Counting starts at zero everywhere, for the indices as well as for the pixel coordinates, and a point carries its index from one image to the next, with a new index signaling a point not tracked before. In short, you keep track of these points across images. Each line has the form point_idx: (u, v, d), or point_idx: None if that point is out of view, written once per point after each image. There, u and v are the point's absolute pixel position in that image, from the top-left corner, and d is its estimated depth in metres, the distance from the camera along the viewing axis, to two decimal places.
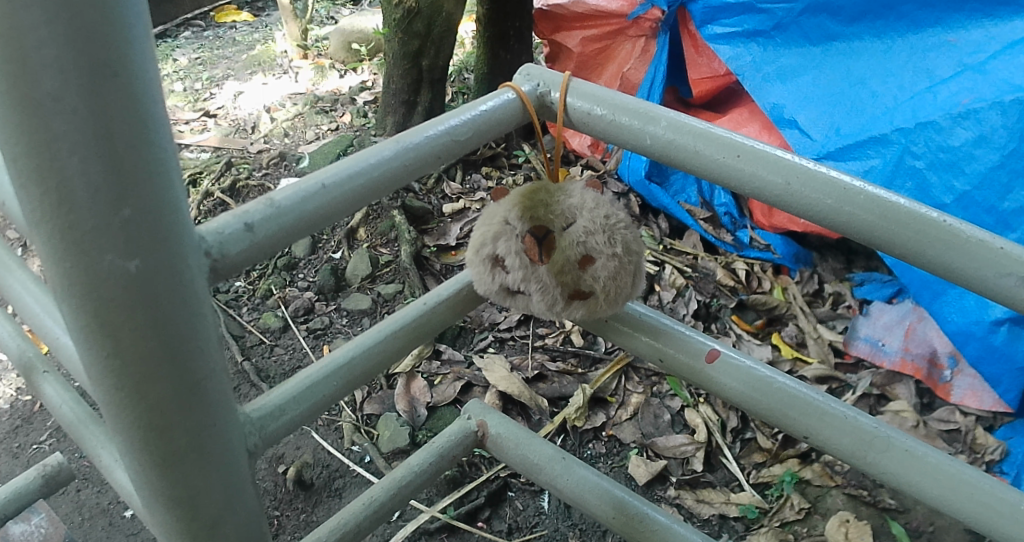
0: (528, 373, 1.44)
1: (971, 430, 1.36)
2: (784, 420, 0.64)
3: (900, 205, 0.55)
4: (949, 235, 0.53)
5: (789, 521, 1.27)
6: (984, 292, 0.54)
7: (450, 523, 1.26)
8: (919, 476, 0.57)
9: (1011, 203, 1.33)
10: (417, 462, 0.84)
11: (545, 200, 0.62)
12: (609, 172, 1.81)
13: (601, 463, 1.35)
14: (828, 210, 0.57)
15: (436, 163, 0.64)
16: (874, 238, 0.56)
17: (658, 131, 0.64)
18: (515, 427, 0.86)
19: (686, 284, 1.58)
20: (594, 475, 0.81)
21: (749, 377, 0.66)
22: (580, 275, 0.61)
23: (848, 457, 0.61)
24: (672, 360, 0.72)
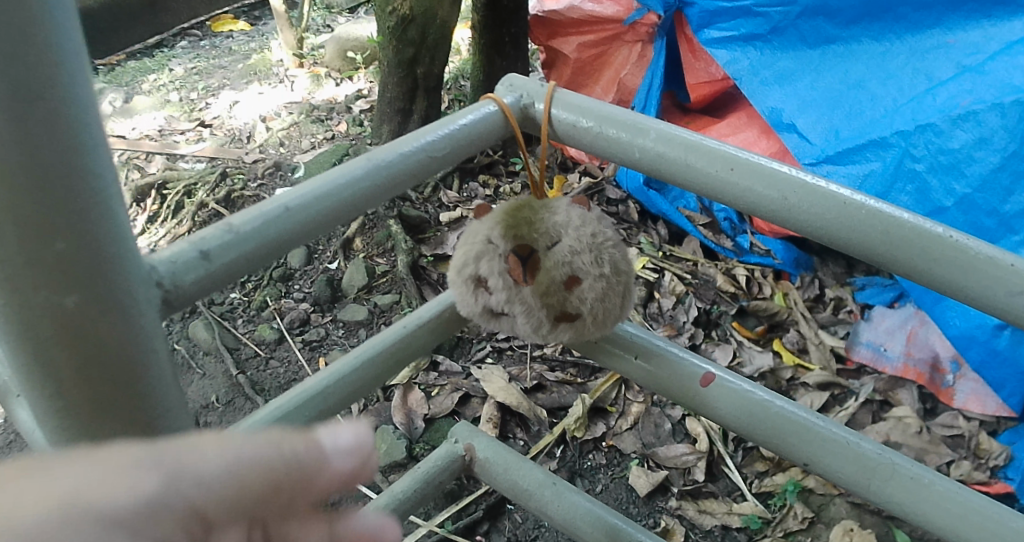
0: (527, 383, 1.43)
1: (975, 435, 1.35)
2: (782, 445, 0.69)
3: (904, 220, 0.60)
4: (957, 251, 0.58)
5: (793, 531, 1.26)
6: (994, 306, 0.58)
7: (448, 537, 1.26)
8: (917, 499, 0.63)
9: (1013, 206, 1.32)
10: (400, 488, 0.87)
11: (530, 218, 0.65)
12: (607, 178, 1.78)
13: (601, 474, 1.33)
14: (830, 225, 0.62)
15: (413, 181, 0.67)
16: (876, 256, 0.61)
17: (647, 143, 0.69)
18: (502, 451, 0.90)
19: (686, 291, 1.56)
20: (584, 500, 0.84)
21: (746, 400, 0.71)
22: (566, 294, 0.63)
23: (848, 482, 0.66)
24: (672, 383, 0.77)
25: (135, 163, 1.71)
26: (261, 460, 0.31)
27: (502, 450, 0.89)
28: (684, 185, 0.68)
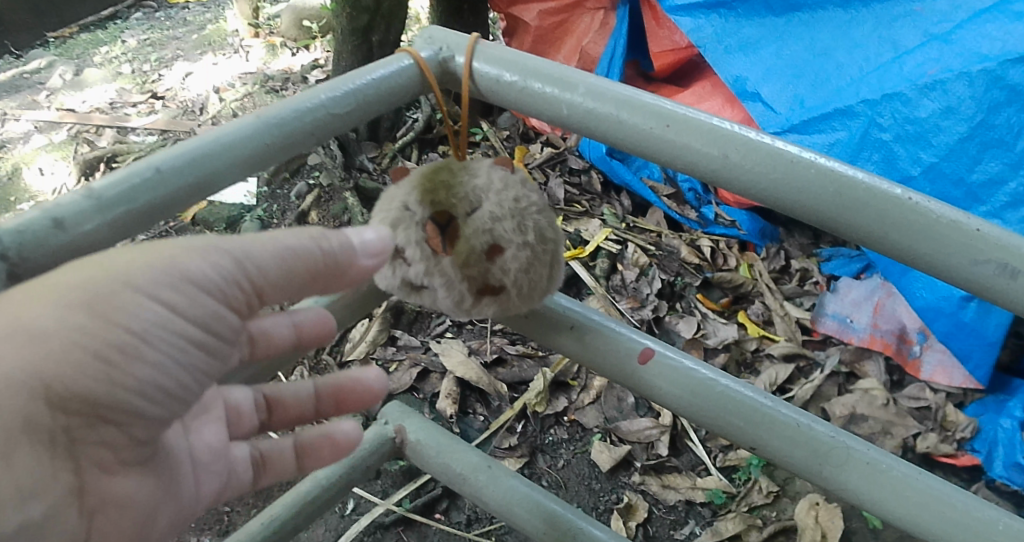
0: (487, 357, 1.39)
1: (942, 407, 1.37)
2: (727, 426, 0.71)
3: (859, 182, 0.60)
4: (918, 211, 0.59)
5: (757, 506, 1.28)
6: (963, 280, 0.59)
7: (407, 516, 1.31)
8: (867, 482, 0.65)
9: (981, 174, 1.32)
10: (325, 475, 0.89)
11: (448, 181, 0.62)
12: (569, 148, 1.72)
13: (562, 449, 1.32)
14: (773, 184, 0.63)
15: (310, 139, 0.67)
16: (828, 218, 0.62)
17: (576, 99, 0.68)
18: (434, 434, 0.92)
19: (649, 263, 1.53)
20: (523, 486, 0.86)
21: (688, 378, 0.72)
22: (488, 265, 0.61)
23: (798, 463, 0.68)
24: (603, 358, 0.76)
25: (85, 138, 1.67)
26: (305, 252, 0.56)
27: (434, 433, 0.92)
28: (614, 140, 0.68)
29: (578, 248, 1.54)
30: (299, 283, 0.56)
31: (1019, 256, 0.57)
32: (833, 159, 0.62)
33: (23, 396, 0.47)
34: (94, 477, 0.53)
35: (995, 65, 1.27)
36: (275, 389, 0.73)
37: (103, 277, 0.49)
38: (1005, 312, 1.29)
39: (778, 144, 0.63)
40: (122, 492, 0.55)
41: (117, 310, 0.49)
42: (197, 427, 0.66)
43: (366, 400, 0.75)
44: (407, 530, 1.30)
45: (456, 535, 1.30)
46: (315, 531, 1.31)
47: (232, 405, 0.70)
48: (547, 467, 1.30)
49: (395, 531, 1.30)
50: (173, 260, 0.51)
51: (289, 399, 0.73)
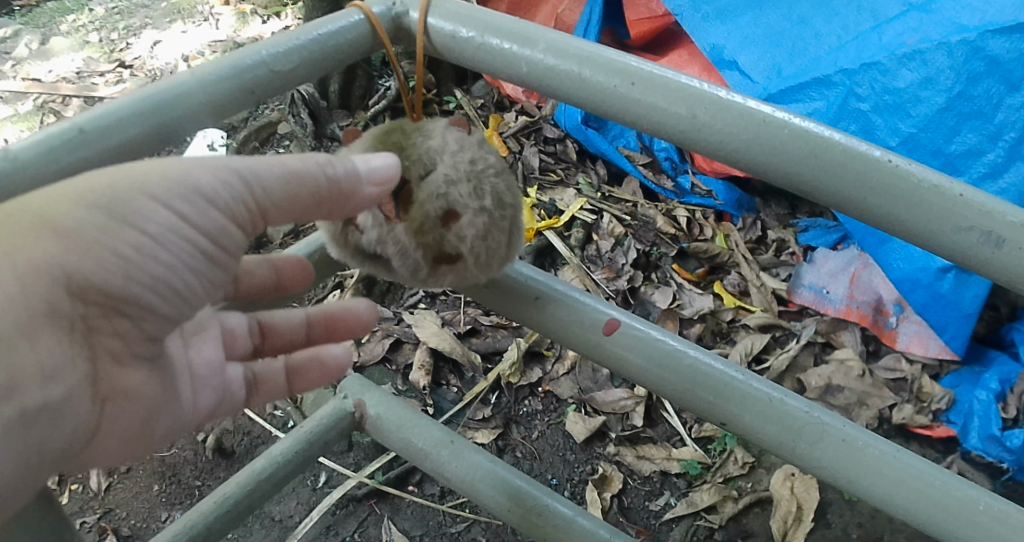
0: (460, 328, 1.38)
1: (917, 378, 1.37)
2: (697, 400, 0.69)
3: (835, 144, 0.59)
4: (898, 175, 0.58)
5: (733, 476, 1.28)
6: (941, 248, 0.58)
7: (379, 489, 1.29)
8: (841, 459, 0.64)
9: (959, 146, 1.32)
10: (279, 451, 0.88)
11: (400, 143, 0.60)
12: (544, 117, 1.69)
13: (537, 420, 1.31)
14: (743, 145, 0.61)
15: (251, 98, 0.65)
16: (801, 181, 0.60)
17: (536, 55, 0.66)
18: (392, 407, 0.91)
19: (625, 233, 1.52)
20: (486, 461, 0.84)
21: (656, 350, 0.71)
22: (443, 232, 0.59)
23: (770, 439, 0.67)
24: (570, 331, 0.74)
25: (51, 108, 1.63)
26: (308, 175, 0.55)
27: (394, 406, 0.90)
28: (575, 99, 0.66)
29: (553, 219, 1.52)
30: (306, 207, 0.56)
31: (1004, 223, 0.56)
32: (808, 120, 0.60)
33: (45, 282, 0.48)
34: (107, 368, 0.54)
35: (974, 36, 1.25)
36: (266, 314, 0.73)
37: (116, 181, 0.50)
38: (982, 284, 1.28)
39: (749, 103, 0.61)
40: (131, 386, 0.55)
41: (132, 211, 0.50)
42: (197, 343, 0.65)
43: (356, 325, 0.76)
44: (380, 503, 1.29)
45: (429, 508, 1.29)
46: (286, 505, 1.29)
47: (228, 326, 0.70)
48: (521, 438, 1.29)
49: (368, 505, 1.29)
50: (185, 171, 0.52)
51: (280, 324, 0.73)
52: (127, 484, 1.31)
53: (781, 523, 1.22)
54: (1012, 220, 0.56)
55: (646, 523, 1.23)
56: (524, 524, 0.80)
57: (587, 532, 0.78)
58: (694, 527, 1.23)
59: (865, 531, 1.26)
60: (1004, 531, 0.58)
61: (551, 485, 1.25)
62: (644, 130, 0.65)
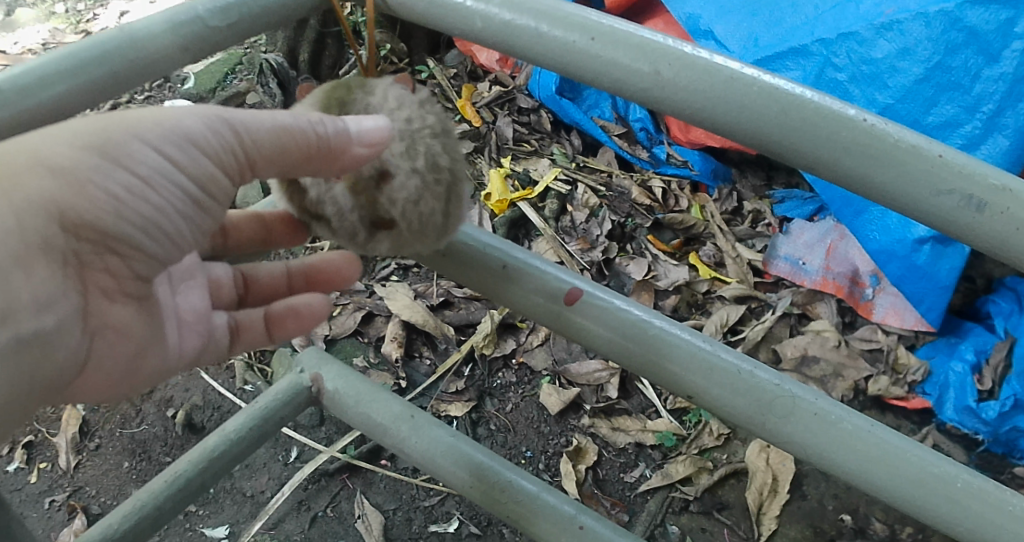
0: (433, 300, 1.37)
1: (893, 349, 1.37)
2: (664, 373, 0.67)
3: (806, 101, 0.56)
4: (871, 134, 0.55)
5: (708, 448, 1.28)
6: (919, 212, 0.56)
7: (352, 463, 1.28)
8: (814, 433, 0.62)
9: (936, 117, 1.30)
10: (233, 428, 0.86)
11: (342, 98, 0.59)
12: (518, 87, 1.68)
13: (511, 392, 1.30)
14: (710, 105, 0.58)
15: (185, 56, 0.63)
16: (770, 141, 0.58)
17: (490, 11, 0.64)
18: (350, 381, 0.89)
19: (600, 204, 1.51)
20: (449, 436, 0.82)
21: (619, 320, 0.68)
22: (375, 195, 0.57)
23: (740, 413, 0.64)
24: (530, 303, 0.71)
25: None
26: (297, 129, 0.54)
27: (352, 381, 0.89)
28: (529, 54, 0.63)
29: (527, 190, 1.51)
30: (297, 162, 0.55)
31: (985, 186, 0.54)
32: (778, 76, 0.57)
33: (42, 218, 0.51)
34: (98, 302, 0.57)
35: (953, 7, 1.25)
36: (251, 266, 0.74)
37: (112, 126, 0.52)
38: (959, 254, 1.28)
39: (715, 59, 0.58)
40: (120, 321, 0.59)
41: (127, 155, 0.52)
42: (183, 290, 0.68)
43: (336, 279, 0.73)
44: (353, 477, 1.27)
45: (403, 482, 1.27)
46: (257, 480, 1.27)
47: (212, 277, 0.72)
48: (495, 411, 1.28)
49: (340, 479, 1.27)
50: (180, 121, 0.54)
51: (262, 275, 0.74)
52: (97, 461, 1.28)
53: (756, 494, 1.23)
54: (994, 182, 0.54)
55: (621, 495, 1.23)
56: (488, 500, 0.78)
57: (550, 507, 0.76)
58: (670, 498, 1.22)
59: (840, 501, 1.26)
60: (979, 509, 0.58)
61: (526, 457, 1.24)
62: (604, 87, 0.62)
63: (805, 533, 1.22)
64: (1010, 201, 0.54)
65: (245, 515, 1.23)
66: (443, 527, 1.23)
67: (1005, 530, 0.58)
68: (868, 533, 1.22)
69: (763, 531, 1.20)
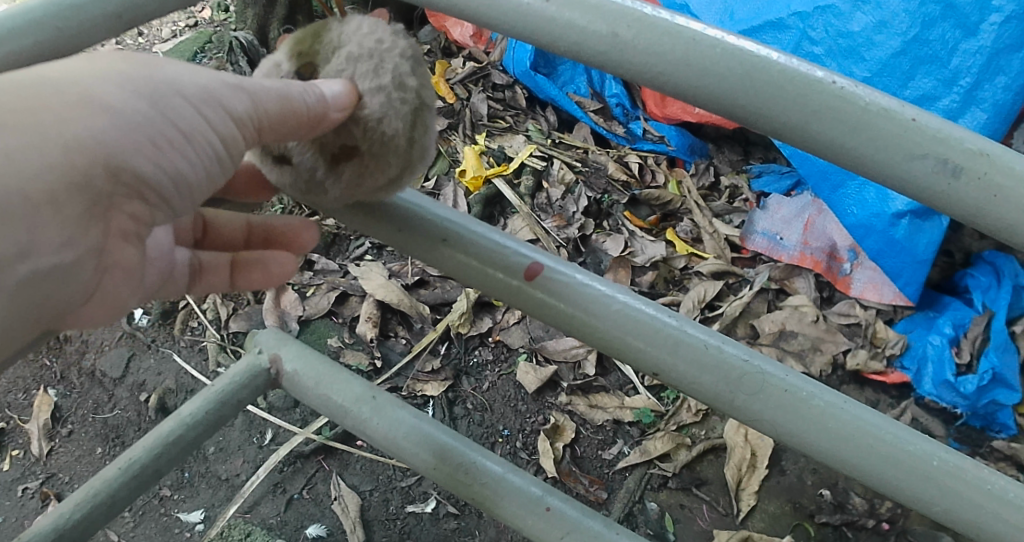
0: (409, 279, 1.37)
1: (872, 323, 1.36)
2: (628, 349, 0.64)
3: (772, 65, 0.51)
4: (841, 98, 0.51)
5: (686, 424, 1.27)
6: (892, 181, 0.51)
7: (327, 445, 1.26)
8: (783, 411, 0.60)
9: (913, 91, 1.29)
10: (189, 413, 0.83)
11: (316, 30, 0.56)
12: (492, 63, 1.66)
13: (487, 371, 1.30)
14: (670, 69, 0.53)
15: (119, 23, 0.62)
16: (736, 107, 0.53)
17: None
18: (309, 361, 0.86)
19: (576, 180, 1.50)
20: (411, 417, 0.81)
21: (580, 295, 0.65)
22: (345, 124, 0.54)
23: (706, 390, 0.62)
24: (486, 278, 0.67)
25: None
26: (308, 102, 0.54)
27: (312, 361, 0.85)
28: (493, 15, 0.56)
29: (502, 166, 1.50)
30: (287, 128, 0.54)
31: (959, 151, 0.50)
32: (741, 37, 0.53)
33: (86, 157, 0.50)
34: (114, 244, 0.56)
35: None
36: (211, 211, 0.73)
37: (158, 75, 0.53)
38: (937, 229, 1.28)
39: (678, 22, 0.52)
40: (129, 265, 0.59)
41: (165, 106, 0.53)
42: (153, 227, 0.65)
43: (298, 243, 0.74)
44: (328, 459, 1.26)
45: (379, 463, 1.26)
46: (232, 463, 1.25)
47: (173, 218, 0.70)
48: (471, 389, 1.27)
49: (316, 461, 1.25)
50: (206, 82, 0.54)
51: (222, 221, 0.73)
52: (70, 447, 1.25)
53: (735, 470, 1.22)
54: (970, 147, 0.50)
55: (599, 472, 1.22)
56: (451, 482, 0.77)
57: (513, 491, 0.75)
58: (648, 475, 1.22)
59: (818, 476, 1.26)
60: (955, 488, 0.56)
61: (503, 436, 1.24)
62: (565, 48, 0.55)
63: (784, 509, 1.22)
64: (986, 167, 0.49)
65: (221, 498, 1.22)
66: (420, 507, 1.22)
67: (985, 510, 0.56)
68: (847, 508, 1.22)
69: (741, 507, 1.20)
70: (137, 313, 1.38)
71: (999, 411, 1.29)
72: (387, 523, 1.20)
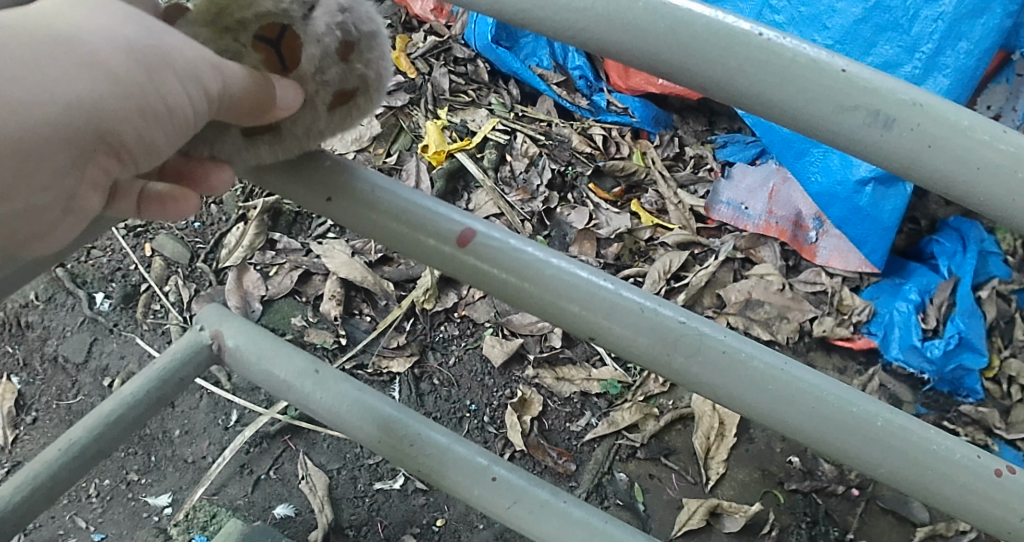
0: (372, 257, 1.38)
1: (837, 291, 1.37)
2: (564, 314, 0.63)
3: (695, 17, 0.46)
4: (767, 52, 0.45)
5: (653, 394, 1.28)
6: (824, 136, 0.47)
7: (292, 424, 1.26)
8: (720, 373, 0.59)
9: (875, 57, 1.29)
10: (129, 393, 0.82)
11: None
12: (454, 37, 1.65)
13: (453, 346, 1.30)
14: (587, 27, 0.47)
15: None
16: (660, 64, 0.47)
17: None
18: (251, 337, 0.84)
19: (539, 153, 1.50)
20: (356, 390, 0.80)
21: (515, 260, 0.64)
22: (344, 68, 0.53)
23: (643, 353, 0.61)
24: (419, 246, 0.66)
25: None
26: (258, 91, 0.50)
27: (253, 336, 0.84)
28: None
29: (465, 140, 1.50)
30: (233, 115, 0.50)
31: (893, 101, 0.45)
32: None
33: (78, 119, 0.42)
34: (80, 203, 0.46)
35: None
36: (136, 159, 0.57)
37: (154, 38, 0.45)
38: (901, 195, 1.28)
39: None
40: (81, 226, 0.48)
41: (158, 74, 0.45)
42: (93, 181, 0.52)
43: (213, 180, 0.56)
44: (295, 439, 1.25)
45: (346, 441, 1.25)
46: (198, 446, 1.24)
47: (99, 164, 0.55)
48: (438, 365, 1.28)
49: (282, 441, 1.24)
50: (196, 56, 0.46)
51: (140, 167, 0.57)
52: (35, 435, 1.23)
53: (703, 440, 1.23)
54: (903, 96, 0.45)
55: (567, 445, 1.22)
56: (397, 455, 0.76)
57: (457, 461, 0.74)
58: (616, 446, 1.22)
59: (787, 444, 1.26)
60: (899, 446, 0.56)
61: (471, 411, 1.24)
62: (480, 12, 0.49)
63: (753, 476, 1.22)
64: (920, 117, 0.44)
65: (188, 481, 1.20)
66: (388, 484, 1.22)
67: (930, 470, 0.56)
68: (816, 474, 1.23)
69: (710, 475, 1.21)
70: (98, 298, 1.36)
71: (966, 376, 1.30)
72: (355, 501, 1.20)
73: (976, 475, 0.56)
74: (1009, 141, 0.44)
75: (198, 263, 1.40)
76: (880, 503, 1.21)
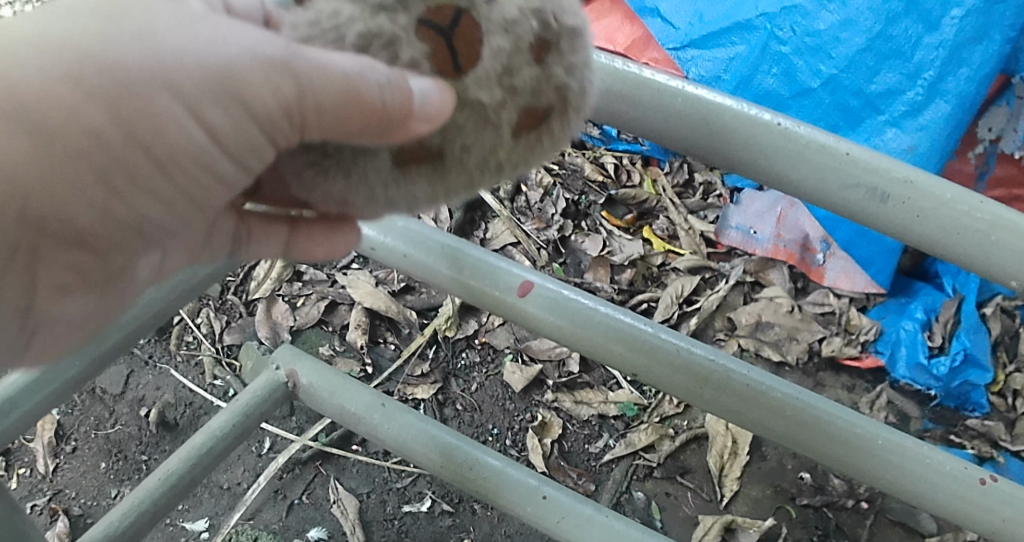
0: (395, 286, 1.44)
1: (845, 312, 1.42)
2: (609, 353, 0.68)
3: (724, 108, 0.51)
4: (787, 139, 0.51)
5: (669, 415, 1.32)
6: (836, 208, 0.52)
7: (324, 450, 1.31)
8: (748, 404, 0.64)
9: (879, 85, 1.35)
10: (218, 425, 0.88)
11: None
12: None
13: (475, 373, 1.35)
14: (632, 116, 0.53)
15: None
16: (693, 149, 0.53)
17: None
18: (324, 374, 0.91)
19: (553, 183, 1.56)
20: (419, 421, 0.85)
21: (570, 308, 0.69)
22: (539, 71, 0.38)
23: (680, 388, 0.67)
24: (482, 295, 0.73)
25: None
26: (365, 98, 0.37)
27: (324, 374, 0.90)
28: None
29: None
30: (345, 127, 0.39)
31: (889, 179, 0.50)
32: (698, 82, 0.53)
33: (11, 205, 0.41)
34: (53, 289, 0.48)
35: None
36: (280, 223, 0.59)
37: (137, 62, 0.40)
38: None
39: (645, 72, 0.52)
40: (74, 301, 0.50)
41: (123, 124, 0.40)
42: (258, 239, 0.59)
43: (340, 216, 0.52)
44: (326, 464, 1.30)
45: (374, 465, 1.31)
46: (233, 472, 1.29)
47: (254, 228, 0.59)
48: (460, 391, 1.33)
49: (314, 466, 1.30)
50: (232, 57, 0.40)
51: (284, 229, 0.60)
52: (75, 464, 1.28)
53: (717, 459, 1.28)
54: (900, 173, 0.50)
55: (587, 465, 1.27)
56: (456, 479, 0.82)
57: (515, 483, 0.80)
58: (634, 466, 1.27)
59: (798, 461, 1.31)
60: (902, 463, 0.61)
61: (493, 435, 1.29)
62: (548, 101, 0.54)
63: (766, 493, 1.27)
64: (912, 193, 0.50)
65: (223, 507, 1.26)
66: (416, 507, 1.27)
67: (924, 480, 0.60)
68: (827, 489, 1.27)
69: (725, 493, 1.25)
70: None
71: (972, 391, 1.34)
72: (385, 523, 1.25)
73: (963, 483, 0.60)
74: (985, 210, 0.49)
75: (229, 295, 1.46)
76: (889, 516, 1.25)
